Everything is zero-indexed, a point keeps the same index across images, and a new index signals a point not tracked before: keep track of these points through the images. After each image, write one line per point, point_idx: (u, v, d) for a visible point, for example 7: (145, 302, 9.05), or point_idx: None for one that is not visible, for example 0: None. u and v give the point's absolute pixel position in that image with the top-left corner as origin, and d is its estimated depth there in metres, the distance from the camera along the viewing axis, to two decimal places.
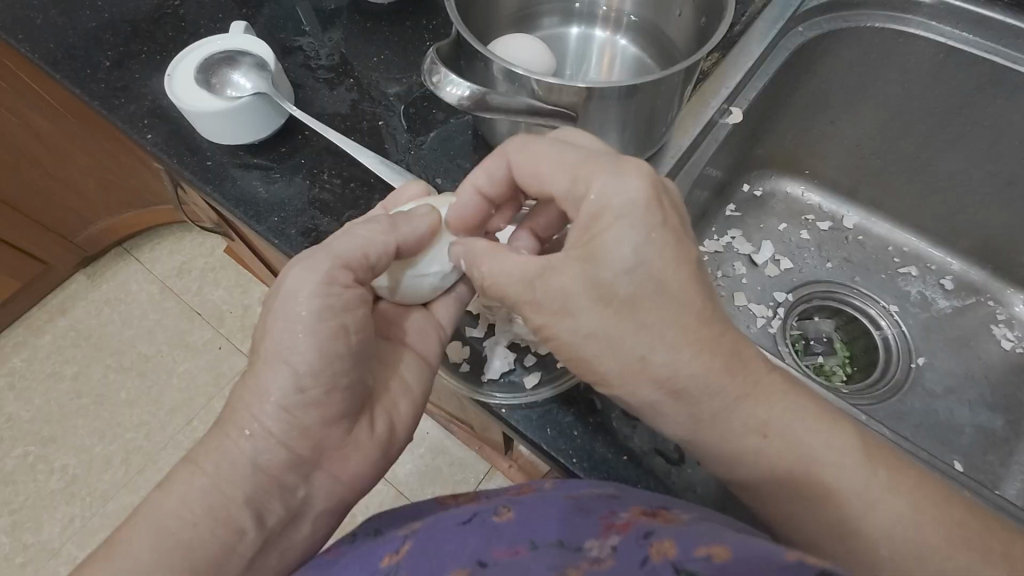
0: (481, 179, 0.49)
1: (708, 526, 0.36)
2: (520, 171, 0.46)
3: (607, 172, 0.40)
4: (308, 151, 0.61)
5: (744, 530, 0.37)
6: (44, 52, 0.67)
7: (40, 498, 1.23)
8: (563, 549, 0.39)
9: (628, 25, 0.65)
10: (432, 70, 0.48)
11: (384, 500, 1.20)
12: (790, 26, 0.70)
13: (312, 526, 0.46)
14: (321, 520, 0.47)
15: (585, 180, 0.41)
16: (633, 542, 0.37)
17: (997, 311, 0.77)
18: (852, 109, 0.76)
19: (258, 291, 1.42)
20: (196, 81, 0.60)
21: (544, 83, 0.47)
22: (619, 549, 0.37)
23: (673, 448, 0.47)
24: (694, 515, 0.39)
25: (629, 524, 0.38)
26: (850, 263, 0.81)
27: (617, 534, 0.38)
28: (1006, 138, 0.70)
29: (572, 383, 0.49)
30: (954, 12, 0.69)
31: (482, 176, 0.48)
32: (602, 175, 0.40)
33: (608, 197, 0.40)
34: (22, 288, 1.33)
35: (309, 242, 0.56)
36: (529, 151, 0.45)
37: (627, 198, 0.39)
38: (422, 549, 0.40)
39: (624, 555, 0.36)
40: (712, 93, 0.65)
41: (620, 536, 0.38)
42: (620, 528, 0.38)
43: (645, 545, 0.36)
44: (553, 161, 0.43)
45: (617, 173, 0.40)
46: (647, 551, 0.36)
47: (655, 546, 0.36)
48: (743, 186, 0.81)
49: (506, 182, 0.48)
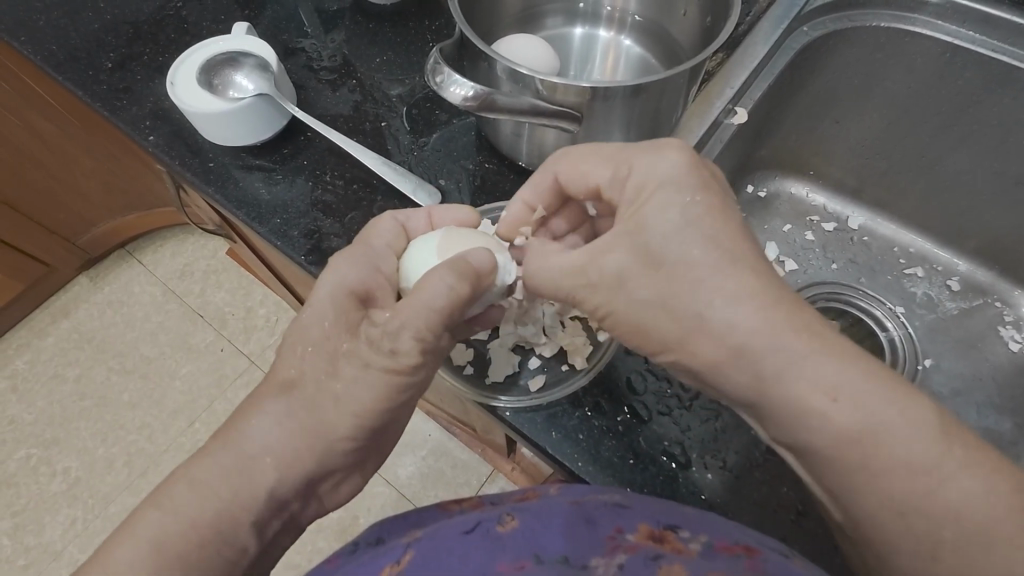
0: (529, 191, 0.49)
1: (718, 559, 0.37)
2: (572, 178, 0.47)
3: (647, 154, 0.43)
4: (311, 152, 0.61)
5: (753, 554, 0.37)
6: (46, 55, 0.67)
7: (43, 501, 1.23)
8: (570, 566, 0.39)
9: (633, 25, 0.65)
10: (435, 70, 0.48)
11: (386, 503, 1.19)
12: (794, 26, 0.70)
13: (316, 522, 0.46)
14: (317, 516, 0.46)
15: (628, 169, 0.44)
16: (641, 564, 0.38)
17: (1004, 313, 0.76)
18: (857, 109, 0.75)
19: (261, 293, 1.42)
20: (199, 82, 0.59)
21: (549, 83, 0.46)
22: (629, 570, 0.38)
23: (680, 451, 0.46)
24: (703, 543, 0.38)
25: (637, 548, 0.39)
26: (855, 264, 0.80)
27: (623, 554, 0.39)
28: (1013, 137, 0.69)
29: (577, 385, 0.48)
30: (958, 11, 0.69)
31: (530, 189, 0.49)
32: (644, 157, 0.43)
33: (653, 171, 0.42)
34: (25, 290, 1.33)
35: (312, 244, 0.56)
36: (573, 155, 0.47)
37: (667, 174, 0.41)
38: (424, 561, 0.40)
39: None
40: (716, 94, 0.65)
41: (627, 555, 0.39)
42: (627, 548, 0.39)
43: (655, 567, 0.38)
44: (596, 156, 0.46)
45: (655, 155, 0.43)
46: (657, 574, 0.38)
47: (665, 569, 0.38)
48: (748, 187, 0.80)
49: (553, 193, 0.49)
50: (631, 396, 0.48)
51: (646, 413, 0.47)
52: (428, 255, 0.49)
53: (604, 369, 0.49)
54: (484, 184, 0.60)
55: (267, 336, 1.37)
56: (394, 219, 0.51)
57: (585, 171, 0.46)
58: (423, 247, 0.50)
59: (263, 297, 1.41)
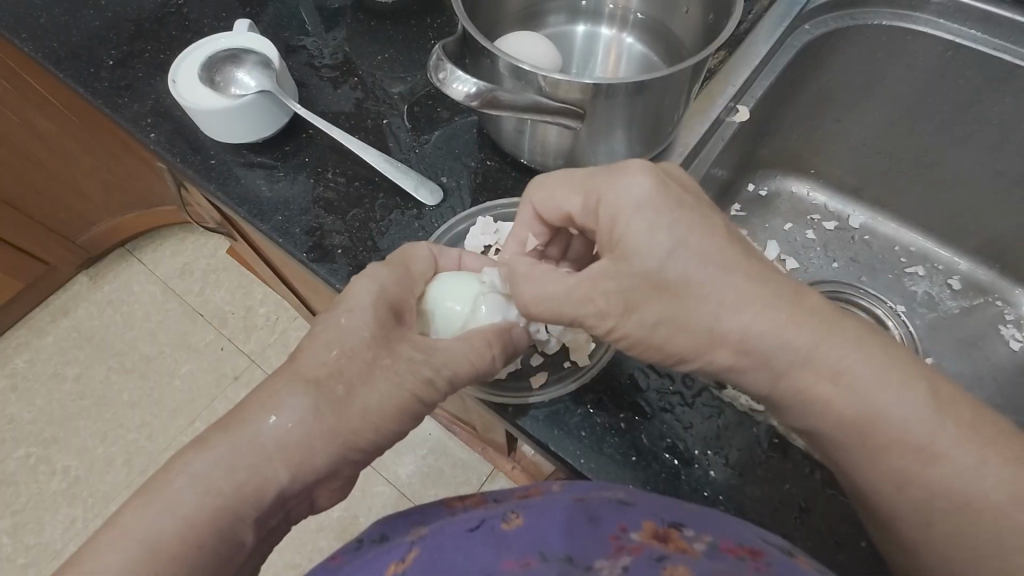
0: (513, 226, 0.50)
1: (723, 562, 0.37)
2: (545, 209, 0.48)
3: (612, 180, 0.41)
4: (313, 149, 0.61)
5: (758, 559, 0.37)
6: (47, 52, 0.67)
7: (42, 500, 1.23)
8: (573, 565, 0.39)
9: (635, 23, 0.65)
10: (438, 67, 0.47)
11: (387, 501, 1.19)
12: (796, 25, 0.70)
13: (316, 512, 0.46)
14: (316, 510, 0.46)
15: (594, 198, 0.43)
16: (645, 566, 0.39)
17: (1005, 312, 0.76)
18: (858, 108, 0.75)
19: (261, 291, 1.42)
20: (200, 80, 0.59)
21: (551, 80, 0.46)
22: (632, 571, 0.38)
23: (682, 448, 0.45)
24: (708, 543, 0.38)
25: (641, 547, 0.39)
26: (856, 262, 0.81)
27: (628, 556, 0.39)
28: (1014, 136, 0.69)
29: (581, 382, 0.48)
30: (962, 9, 0.68)
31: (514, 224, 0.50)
32: (612, 185, 0.41)
33: (619, 199, 0.40)
34: (25, 288, 1.33)
35: (313, 241, 0.56)
36: (542, 187, 0.47)
37: (637, 197, 0.40)
38: (429, 558, 0.40)
39: None
40: (718, 92, 0.65)
41: (632, 558, 0.39)
42: (631, 550, 0.40)
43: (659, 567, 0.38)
44: (563, 188, 0.45)
45: (624, 176, 0.41)
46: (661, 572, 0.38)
47: (669, 569, 0.38)
48: (748, 186, 0.80)
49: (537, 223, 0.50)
50: (633, 393, 0.48)
51: (648, 410, 0.47)
52: (460, 298, 0.50)
53: (607, 367, 0.49)
54: (487, 182, 0.59)
55: (267, 335, 1.37)
56: (428, 251, 0.51)
57: (554, 201, 0.46)
58: (464, 284, 0.51)
59: (263, 295, 1.41)
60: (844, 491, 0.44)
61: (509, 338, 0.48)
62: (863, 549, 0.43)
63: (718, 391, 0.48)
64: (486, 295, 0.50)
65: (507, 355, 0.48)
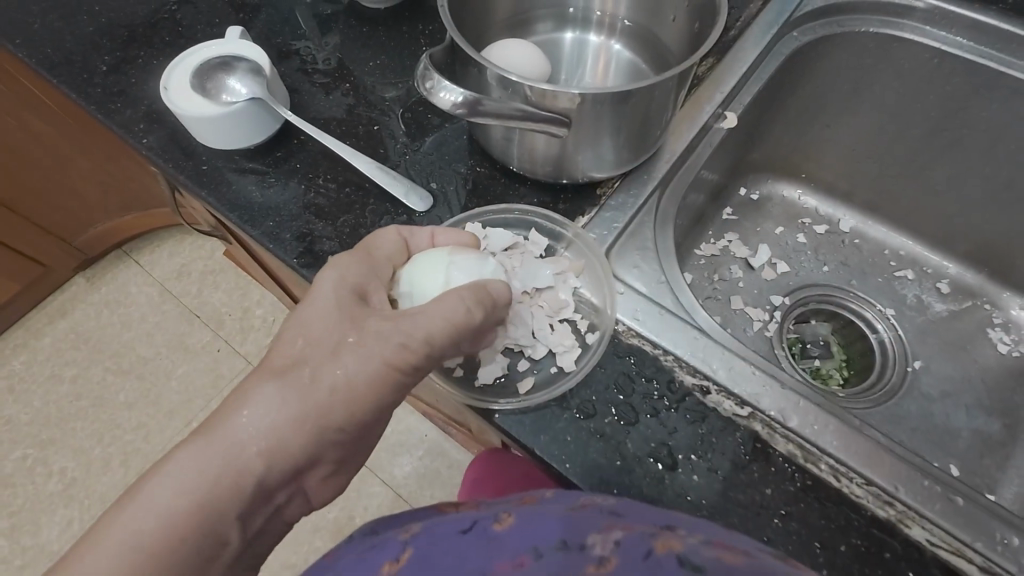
0: None
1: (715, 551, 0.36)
2: None
3: None
4: (305, 155, 0.62)
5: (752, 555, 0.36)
6: (41, 58, 0.67)
7: (39, 501, 1.23)
8: (567, 550, 0.39)
9: (622, 30, 0.66)
10: (425, 76, 0.48)
11: (383, 502, 1.19)
12: (784, 31, 0.70)
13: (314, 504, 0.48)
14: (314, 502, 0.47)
15: None
16: (636, 542, 0.38)
17: (993, 315, 0.77)
18: (847, 113, 0.76)
19: (257, 293, 1.42)
20: (191, 86, 0.60)
21: (538, 89, 0.47)
22: (622, 544, 0.38)
23: (667, 453, 0.46)
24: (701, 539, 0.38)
25: (633, 531, 0.39)
26: (846, 266, 0.81)
27: (620, 531, 0.39)
28: (1000, 140, 0.70)
29: (566, 388, 0.48)
30: (947, 16, 0.70)
31: None
32: None
33: None
34: (22, 290, 1.34)
35: (304, 246, 0.56)
36: None
37: None
38: (421, 558, 0.42)
39: (626, 552, 0.38)
40: (706, 99, 0.65)
41: (622, 532, 0.39)
42: (623, 527, 0.40)
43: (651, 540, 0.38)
44: None
45: None
46: (652, 545, 0.38)
47: (661, 541, 0.38)
48: (740, 190, 0.80)
49: None
50: (619, 397, 0.48)
51: (633, 414, 0.47)
52: (434, 269, 0.49)
53: (593, 371, 0.49)
54: (477, 189, 0.60)
55: (263, 337, 1.38)
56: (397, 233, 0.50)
57: None
58: (431, 257, 0.49)
59: (260, 297, 1.42)
60: (825, 495, 0.44)
61: (487, 290, 0.45)
62: (843, 554, 0.43)
63: (703, 396, 0.48)
64: (457, 263, 0.49)
65: (485, 309, 0.45)
